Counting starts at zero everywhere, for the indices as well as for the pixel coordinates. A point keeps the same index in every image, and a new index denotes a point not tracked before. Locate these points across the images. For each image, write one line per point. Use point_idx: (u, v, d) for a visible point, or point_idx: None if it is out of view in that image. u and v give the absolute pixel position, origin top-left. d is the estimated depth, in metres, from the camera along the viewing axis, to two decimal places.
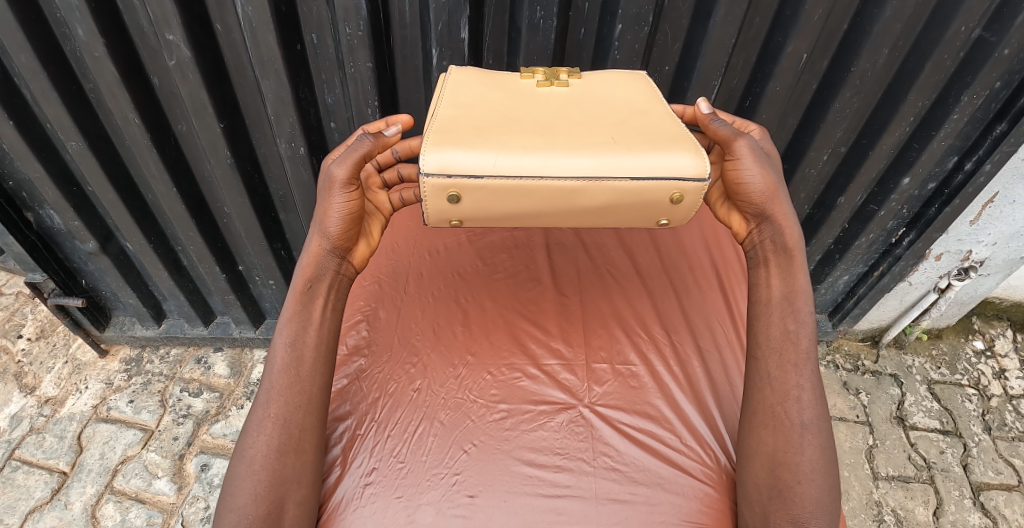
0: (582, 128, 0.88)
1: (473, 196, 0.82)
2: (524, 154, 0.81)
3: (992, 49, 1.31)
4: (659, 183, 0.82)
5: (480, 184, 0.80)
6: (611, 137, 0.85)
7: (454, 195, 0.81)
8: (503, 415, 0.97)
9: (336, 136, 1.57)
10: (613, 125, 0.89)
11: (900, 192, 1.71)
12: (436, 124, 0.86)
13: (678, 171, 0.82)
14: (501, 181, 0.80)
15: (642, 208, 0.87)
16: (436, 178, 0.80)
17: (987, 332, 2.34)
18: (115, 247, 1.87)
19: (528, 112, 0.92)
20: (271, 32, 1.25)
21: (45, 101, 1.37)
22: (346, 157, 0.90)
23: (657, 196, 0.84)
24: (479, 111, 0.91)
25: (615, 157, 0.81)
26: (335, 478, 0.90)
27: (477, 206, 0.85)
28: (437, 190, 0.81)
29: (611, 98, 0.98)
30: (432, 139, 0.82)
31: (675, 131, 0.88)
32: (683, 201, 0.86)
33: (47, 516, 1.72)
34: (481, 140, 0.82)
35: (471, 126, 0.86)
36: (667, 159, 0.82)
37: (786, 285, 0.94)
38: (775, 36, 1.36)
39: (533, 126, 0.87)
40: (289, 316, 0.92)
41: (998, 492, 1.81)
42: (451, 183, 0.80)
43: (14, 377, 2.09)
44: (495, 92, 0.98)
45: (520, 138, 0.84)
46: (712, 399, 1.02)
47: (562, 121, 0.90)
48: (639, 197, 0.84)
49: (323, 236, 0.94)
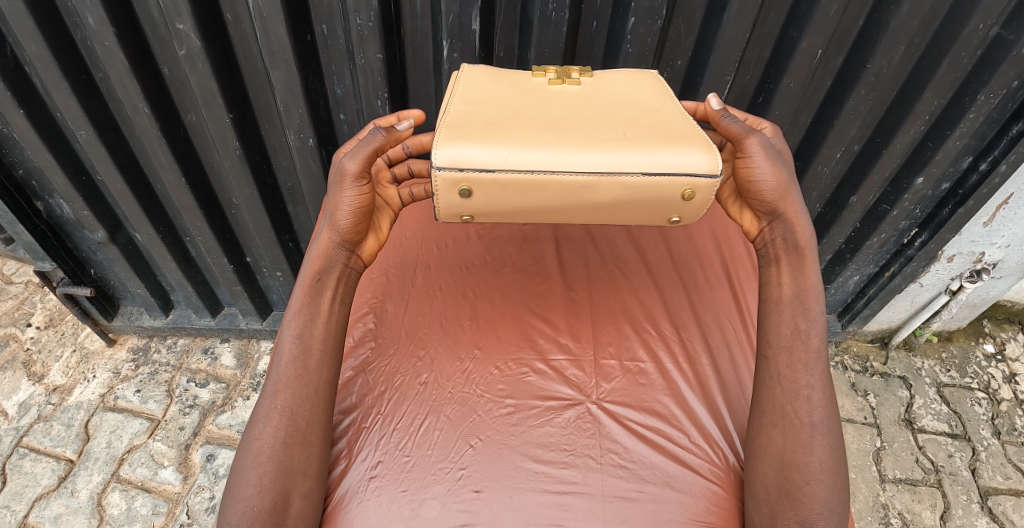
0: (593, 125, 0.86)
1: (484, 190, 0.81)
2: (536, 148, 0.80)
3: (1010, 47, 1.29)
4: (671, 179, 0.81)
5: (491, 178, 0.79)
6: (622, 133, 0.84)
7: (465, 188, 0.81)
8: (509, 410, 0.96)
9: (345, 128, 1.56)
10: (625, 122, 0.88)
11: (913, 191, 1.69)
12: (447, 119, 0.86)
13: (689, 168, 0.80)
14: (512, 175, 0.79)
15: (654, 205, 0.85)
16: (447, 171, 0.79)
17: (998, 335, 2.31)
18: (124, 237, 1.88)
19: (538, 109, 0.91)
20: (281, 23, 1.25)
21: (55, 90, 1.37)
22: (358, 151, 0.89)
23: (669, 192, 0.82)
24: (490, 107, 0.90)
25: (626, 153, 0.80)
26: (341, 470, 0.90)
27: (487, 201, 0.84)
28: (449, 184, 0.81)
29: (622, 96, 0.97)
30: (443, 133, 0.82)
31: (685, 129, 0.86)
32: (694, 198, 0.84)
33: (53, 503, 1.73)
34: (492, 135, 0.82)
35: (483, 122, 0.85)
36: (680, 156, 0.81)
37: (797, 284, 0.92)
38: (789, 32, 1.34)
39: (543, 121, 0.87)
40: (297, 308, 0.92)
41: (1006, 497, 1.79)
42: (462, 176, 0.79)
43: (23, 365, 2.10)
44: (506, 90, 0.97)
45: (530, 133, 0.83)
46: (721, 397, 1.01)
47: (573, 117, 0.89)
48: (650, 193, 0.82)
49: (333, 229, 0.93)
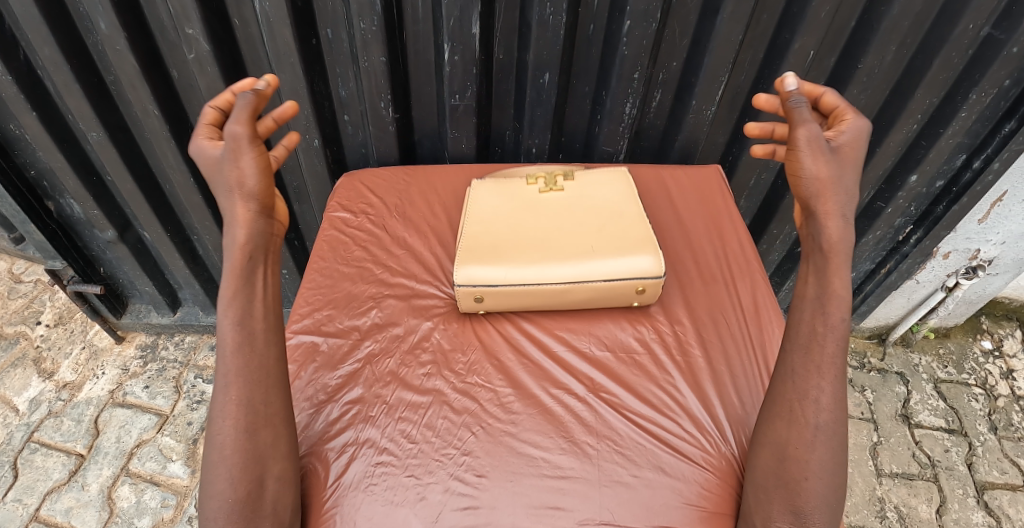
0: (571, 238, 1.12)
1: (494, 297, 1.07)
2: (525, 265, 1.06)
3: (1001, 47, 1.32)
4: (624, 282, 1.05)
5: (497, 290, 1.05)
6: (591, 247, 1.09)
7: (478, 297, 1.06)
8: (509, 399, 1.00)
9: (349, 129, 1.59)
10: (595, 232, 1.13)
11: (908, 189, 1.71)
12: (462, 246, 1.11)
13: (638, 270, 1.05)
14: (511, 286, 1.05)
15: (618, 298, 1.10)
16: (465, 286, 1.05)
17: (996, 332, 2.33)
18: (133, 237, 1.92)
19: (531, 226, 1.15)
20: (287, 27, 1.28)
21: (68, 93, 1.41)
22: (238, 115, 0.89)
23: (626, 290, 1.07)
24: (495, 227, 1.15)
25: (592, 263, 1.05)
26: (346, 459, 0.92)
27: (496, 304, 1.09)
28: (466, 294, 1.06)
29: (596, 201, 1.21)
30: (460, 257, 1.08)
31: (639, 236, 1.11)
32: (647, 292, 1.08)
33: (64, 497, 1.78)
34: (496, 256, 1.07)
35: (490, 244, 1.11)
36: (631, 261, 1.06)
37: (821, 287, 0.88)
38: (783, 33, 1.37)
39: (534, 239, 1.12)
40: (229, 297, 0.86)
41: (1002, 491, 1.81)
42: (476, 289, 1.05)
43: (34, 362, 2.15)
44: (507, 207, 1.21)
45: (524, 253, 1.08)
46: (714, 387, 1.03)
47: (557, 231, 1.14)
48: (612, 293, 1.08)
49: (248, 199, 0.88)
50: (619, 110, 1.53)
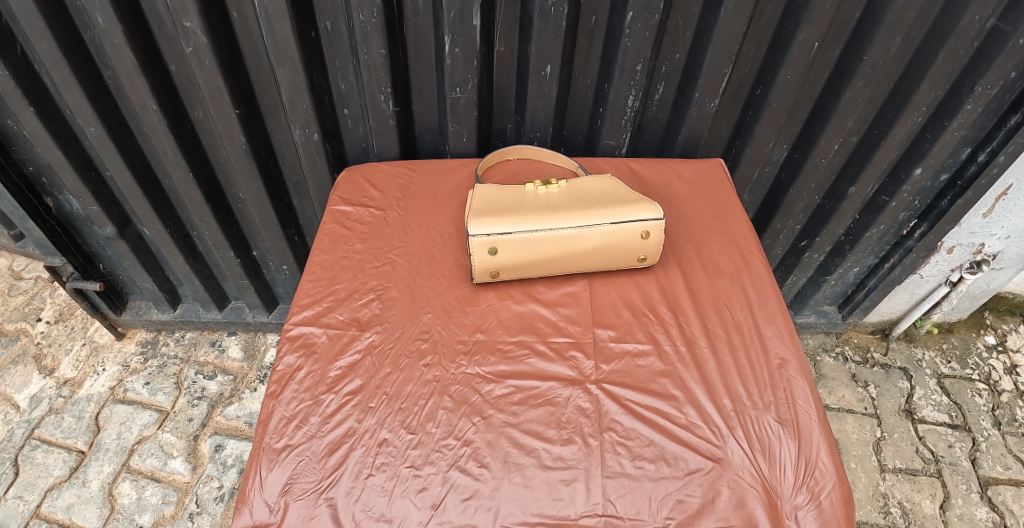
0: (575, 202, 1.16)
1: (507, 248, 1.08)
2: (536, 218, 1.10)
3: (1006, 39, 1.30)
4: (630, 226, 1.10)
5: (511, 238, 1.07)
6: (595, 205, 1.14)
7: (493, 248, 1.08)
8: (509, 391, 0.99)
9: (349, 123, 1.59)
10: (597, 197, 1.18)
11: (912, 183, 1.70)
12: (474, 209, 1.13)
13: (642, 217, 1.11)
14: (524, 235, 1.08)
15: (624, 248, 1.13)
16: (480, 237, 1.07)
17: (1000, 327, 2.32)
18: (132, 233, 1.91)
19: (536, 198, 1.18)
20: (287, 20, 1.27)
21: (65, 88, 1.40)
22: None
23: (632, 234, 1.11)
24: (502, 198, 1.18)
25: (598, 216, 1.11)
26: (345, 450, 0.92)
27: (509, 259, 1.10)
28: (481, 246, 1.08)
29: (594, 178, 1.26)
30: (473, 215, 1.11)
31: (635, 195, 1.18)
32: (651, 238, 1.13)
33: (65, 493, 1.77)
34: (508, 213, 1.11)
35: (500, 207, 1.14)
36: (634, 211, 1.12)
37: None
38: (787, 25, 1.36)
39: (541, 204, 1.15)
40: None
41: (1005, 487, 1.81)
42: (490, 239, 1.07)
43: (34, 359, 2.14)
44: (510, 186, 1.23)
45: (533, 212, 1.12)
46: (720, 379, 1.02)
47: (561, 200, 1.17)
48: (619, 239, 1.11)
49: None
50: (622, 103, 1.52)
